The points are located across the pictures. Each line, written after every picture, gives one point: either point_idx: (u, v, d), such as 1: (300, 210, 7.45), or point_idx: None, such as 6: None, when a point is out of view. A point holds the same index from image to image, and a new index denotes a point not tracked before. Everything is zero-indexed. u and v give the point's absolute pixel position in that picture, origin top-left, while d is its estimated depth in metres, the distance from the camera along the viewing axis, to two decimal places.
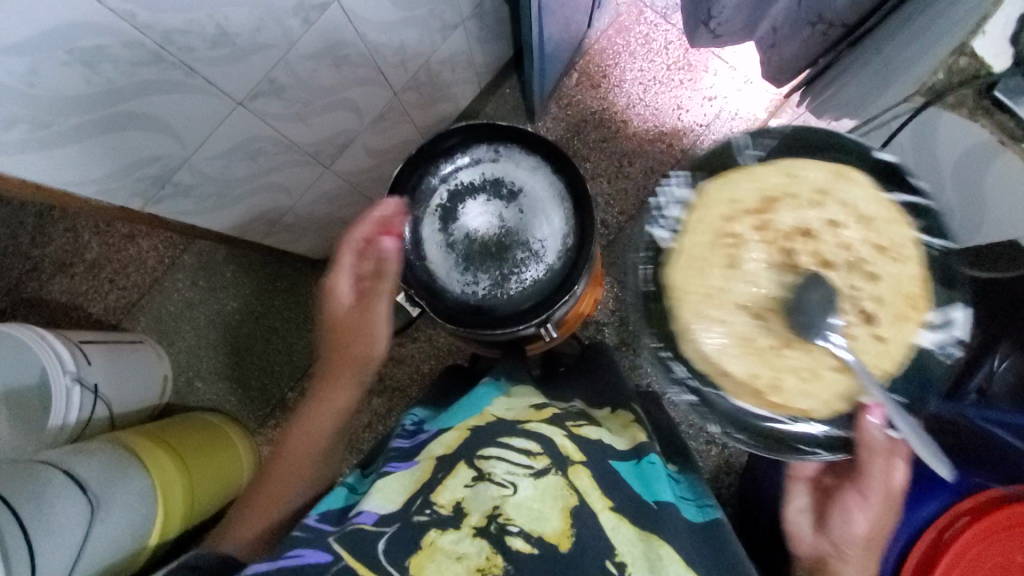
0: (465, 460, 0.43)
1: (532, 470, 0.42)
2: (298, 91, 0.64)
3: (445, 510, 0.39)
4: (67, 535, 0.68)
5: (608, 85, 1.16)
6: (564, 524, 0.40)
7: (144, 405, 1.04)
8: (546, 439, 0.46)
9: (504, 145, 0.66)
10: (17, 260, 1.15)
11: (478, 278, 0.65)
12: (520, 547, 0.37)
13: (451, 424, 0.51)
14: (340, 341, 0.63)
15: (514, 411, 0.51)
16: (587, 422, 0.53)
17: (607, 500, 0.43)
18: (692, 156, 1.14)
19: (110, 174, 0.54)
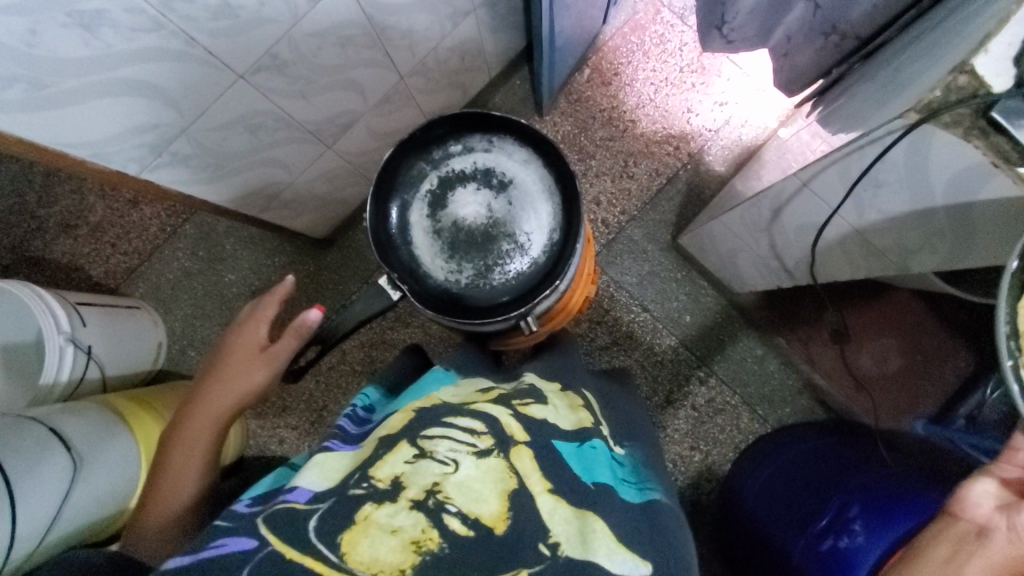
0: (407, 438, 0.39)
1: (474, 449, 0.39)
2: (300, 68, 0.64)
3: (382, 484, 0.35)
4: (44, 490, 0.69)
5: (619, 84, 1.15)
6: (502, 506, 0.37)
7: (136, 370, 1.05)
8: (492, 420, 0.42)
9: (498, 135, 0.66)
10: (22, 217, 1.16)
11: (462, 267, 0.65)
12: (457, 529, 0.34)
13: (401, 407, 0.47)
14: (242, 364, 0.66)
15: (460, 394, 0.48)
16: (535, 400, 0.47)
17: (547, 482, 0.39)
18: (698, 161, 1.13)
19: (106, 138, 0.54)
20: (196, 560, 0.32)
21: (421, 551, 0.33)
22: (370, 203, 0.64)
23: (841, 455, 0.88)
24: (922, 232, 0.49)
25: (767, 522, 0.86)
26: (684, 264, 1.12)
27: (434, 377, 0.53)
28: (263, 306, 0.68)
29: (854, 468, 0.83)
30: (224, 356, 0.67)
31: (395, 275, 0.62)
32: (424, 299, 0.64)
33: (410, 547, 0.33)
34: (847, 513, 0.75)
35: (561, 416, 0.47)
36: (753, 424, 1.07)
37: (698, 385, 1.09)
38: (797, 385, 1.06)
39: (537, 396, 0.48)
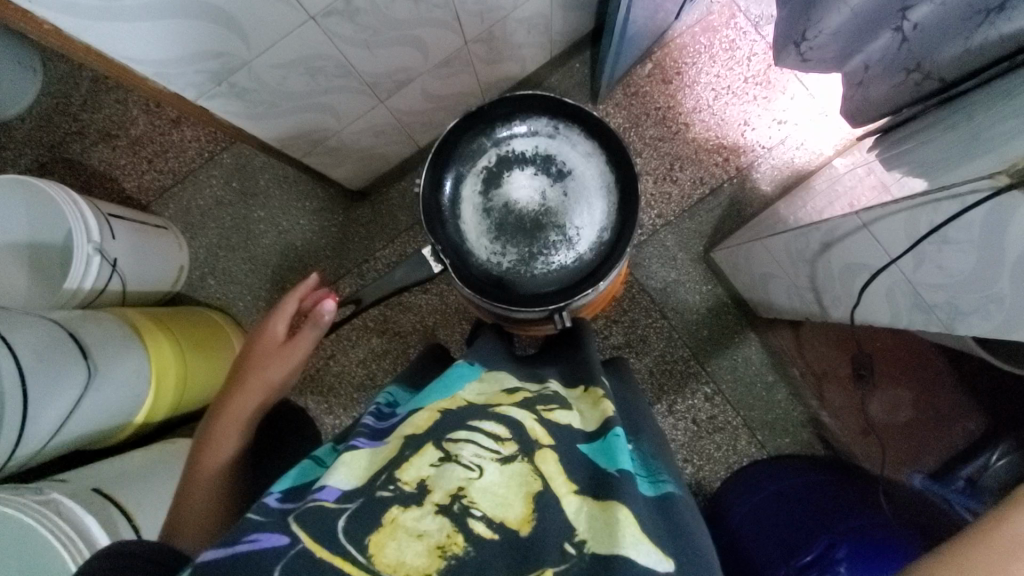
0: (432, 440, 0.40)
1: (498, 456, 0.40)
2: (371, 19, 0.63)
3: (408, 488, 0.36)
4: (59, 398, 0.70)
5: (680, 84, 1.12)
6: (527, 509, 0.37)
7: (155, 290, 1.06)
8: (515, 422, 0.44)
9: (564, 122, 0.65)
10: (65, 119, 1.16)
11: (506, 249, 0.64)
12: (482, 532, 0.35)
13: (423, 403, 0.47)
14: (264, 360, 0.66)
15: (484, 394, 0.49)
16: (558, 405, 0.50)
17: (571, 485, 0.41)
18: (745, 176, 1.11)
19: (171, 59, 0.54)
20: (229, 555, 0.32)
21: (446, 555, 0.34)
22: (426, 171, 0.64)
23: (834, 493, 0.90)
24: (978, 294, 0.46)
25: (749, 538, 0.87)
26: (711, 277, 1.11)
27: (459, 370, 0.54)
28: (281, 317, 0.68)
29: (844, 509, 0.84)
30: (245, 358, 0.68)
31: (439, 248, 0.62)
32: (462, 275, 0.63)
33: (436, 552, 0.34)
34: (833, 554, 0.76)
35: (582, 419, 0.50)
36: (750, 447, 1.07)
37: (702, 399, 1.08)
38: (801, 417, 1.08)
39: (560, 401, 0.51)
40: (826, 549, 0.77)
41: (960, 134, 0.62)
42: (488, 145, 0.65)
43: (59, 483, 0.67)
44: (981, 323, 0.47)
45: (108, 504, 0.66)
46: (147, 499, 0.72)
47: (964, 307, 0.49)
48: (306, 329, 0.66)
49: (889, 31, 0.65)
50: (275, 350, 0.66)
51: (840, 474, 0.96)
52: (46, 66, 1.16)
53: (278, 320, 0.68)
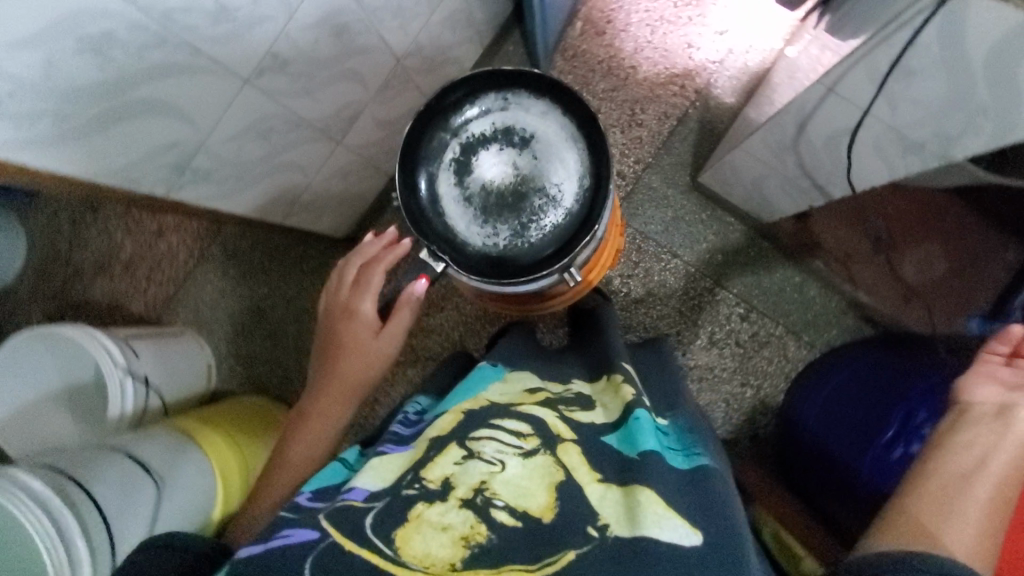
0: (456, 441, 0.45)
1: (521, 450, 0.44)
2: (300, 65, 0.64)
3: (433, 484, 0.41)
4: (136, 518, 0.72)
5: (615, 31, 1.12)
6: (550, 498, 0.41)
7: (193, 393, 1.08)
8: (539, 420, 0.48)
9: (511, 91, 0.65)
10: (59, 265, 1.20)
11: (498, 229, 0.65)
12: (504, 520, 0.39)
13: (448, 408, 0.52)
14: (356, 341, 0.69)
15: (508, 394, 0.53)
16: (579, 406, 0.54)
17: (596, 474, 0.45)
18: (706, 96, 1.10)
19: (133, 162, 0.56)
20: (266, 547, 0.36)
21: (470, 545, 0.37)
22: (397, 180, 0.65)
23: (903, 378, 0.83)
24: (965, 111, 0.47)
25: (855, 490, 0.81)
26: (707, 204, 1.10)
27: (482, 375, 0.59)
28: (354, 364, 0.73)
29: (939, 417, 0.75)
30: (335, 336, 0.70)
31: (434, 248, 0.65)
32: (468, 269, 0.64)
33: (460, 542, 0.37)
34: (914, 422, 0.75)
35: (607, 412, 0.54)
36: (801, 350, 1.07)
37: (739, 321, 1.08)
38: (840, 305, 1.07)
39: (582, 402, 0.55)
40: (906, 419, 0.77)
41: None
42: (447, 137, 0.65)
43: None
44: (976, 140, 0.49)
45: None
46: None
47: (954, 132, 0.49)
48: (399, 312, 0.68)
49: None
50: (363, 331, 0.69)
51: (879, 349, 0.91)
52: (26, 225, 1.20)
53: (364, 300, 0.70)
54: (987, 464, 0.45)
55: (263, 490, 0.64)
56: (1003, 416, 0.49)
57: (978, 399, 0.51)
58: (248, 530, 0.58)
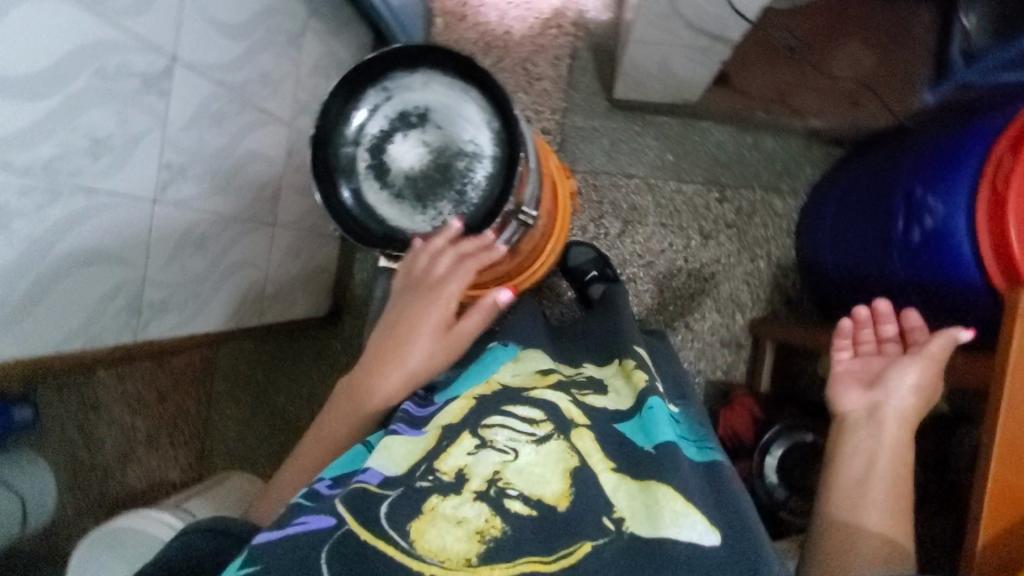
0: (468, 429, 0.46)
1: (534, 437, 0.45)
2: (197, 165, 0.65)
3: (447, 476, 0.42)
4: None
5: (473, 10, 1.11)
6: (564, 484, 0.43)
7: None
8: (552, 405, 0.48)
9: (387, 77, 0.60)
10: (86, 474, 1.12)
11: (441, 209, 0.62)
12: (520, 509, 0.41)
13: (459, 392, 0.52)
14: (429, 339, 0.56)
15: (520, 375, 0.53)
16: (591, 390, 0.54)
17: (609, 462, 0.46)
18: (585, 23, 1.10)
19: (89, 321, 0.57)
20: (284, 532, 0.39)
21: (485, 539, 0.39)
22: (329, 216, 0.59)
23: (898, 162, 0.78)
24: None
25: (898, 290, 0.74)
26: (635, 116, 1.10)
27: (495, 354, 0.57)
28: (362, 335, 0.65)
29: (931, 167, 0.70)
30: (411, 322, 0.56)
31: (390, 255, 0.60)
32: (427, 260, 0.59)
33: (476, 537, 0.39)
34: (916, 198, 0.70)
35: (619, 398, 0.54)
36: (788, 202, 1.07)
37: (720, 204, 1.08)
38: (801, 142, 1.06)
39: (593, 385, 0.55)
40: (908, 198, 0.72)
41: None
42: (349, 150, 0.60)
43: None
44: None
45: None
46: None
47: None
48: (473, 318, 0.58)
49: None
50: (435, 330, 0.56)
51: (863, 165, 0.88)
52: None
53: (452, 288, 0.57)
54: (877, 471, 0.54)
55: (295, 467, 0.55)
56: (872, 419, 0.57)
57: (850, 406, 0.59)
58: (270, 511, 0.53)
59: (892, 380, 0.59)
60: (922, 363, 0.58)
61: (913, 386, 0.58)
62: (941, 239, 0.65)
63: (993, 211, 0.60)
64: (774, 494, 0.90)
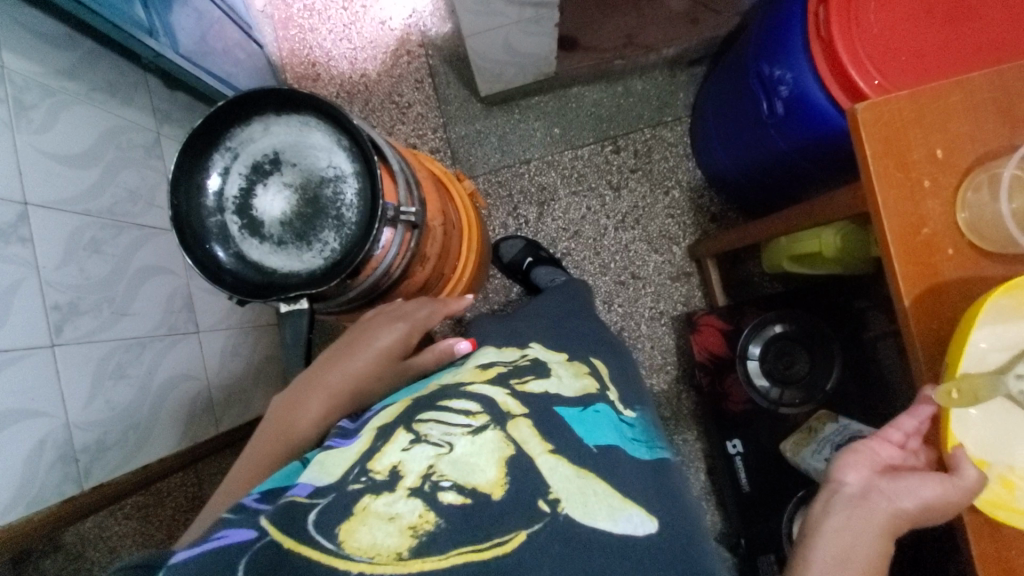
0: (402, 427, 0.45)
1: (469, 428, 0.46)
2: (88, 298, 0.64)
3: (380, 476, 0.41)
4: None
5: (324, 67, 1.14)
6: (499, 472, 0.43)
7: None
8: (485, 398, 0.49)
9: (226, 139, 0.60)
10: None
11: (326, 237, 0.60)
12: (452, 500, 0.40)
13: (398, 397, 0.52)
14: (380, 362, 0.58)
15: (458, 374, 0.53)
16: (533, 375, 0.53)
17: (546, 445, 0.46)
18: (431, 40, 1.13)
19: (23, 485, 0.55)
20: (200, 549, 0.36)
21: (417, 534, 0.38)
22: (219, 287, 0.57)
23: (744, 50, 0.80)
24: None
25: (788, 160, 0.77)
26: (509, 106, 1.13)
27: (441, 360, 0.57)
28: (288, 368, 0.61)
29: (768, 41, 0.73)
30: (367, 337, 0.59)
31: (287, 296, 0.58)
32: (328, 289, 0.58)
33: (407, 532, 0.38)
34: (767, 74, 0.74)
35: (563, 386, 0.54)
36: (677, 129, 1.11)
37: (618, 155, 1.11)
38: (665, 73, 1.11)
39: (536, 370, 0.55)
40: (762, 78, 0.75)
41: None
42: (216, 218, 0.59)
43: None
44: None
45: None
46: None
47: None
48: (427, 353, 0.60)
49: None
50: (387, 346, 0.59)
51: (716, 78, 0.93)
52: None
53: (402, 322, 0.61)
54: (853, 563, 0.45)
55: (236, 483, 0.50)
56: (865, 501, 0.48)
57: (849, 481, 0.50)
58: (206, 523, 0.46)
59: (903, 482, 0.48)
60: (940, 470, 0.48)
61: (913, 495, 0.47)
62: (800, 99, 0.69)
63: (830, 55, 0.64)
64: (770, 395, 0.92)
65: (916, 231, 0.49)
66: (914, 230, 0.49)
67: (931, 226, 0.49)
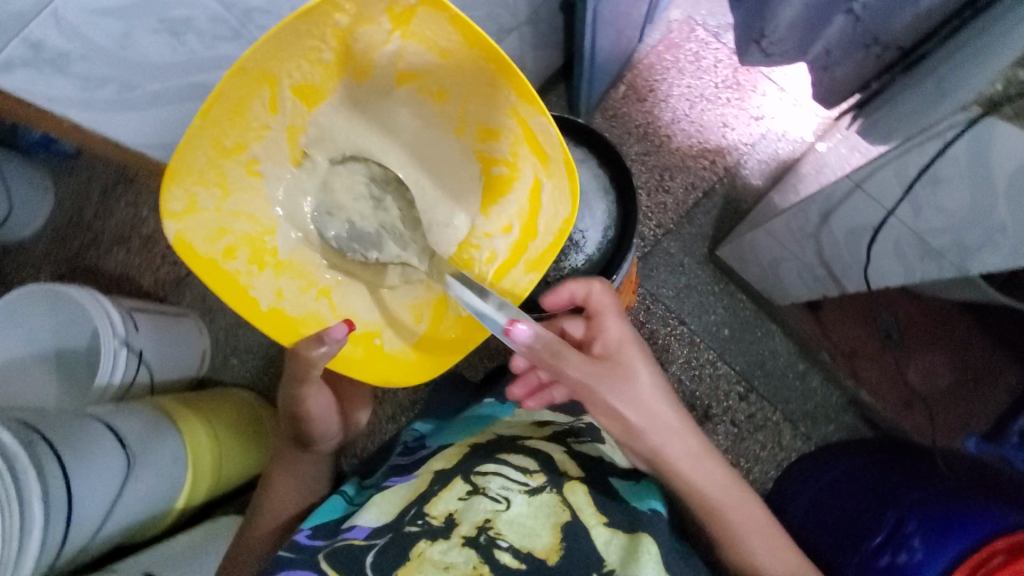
0: (463, 477, 0.58)
1: (525, 490, 0.57)
2: None
3: (437, 521, 0.54)
4: (102, 487, 0.70)
5: (654, 100, 1.13)
6: (554, 540, 0.53)
7: (183, 376, 1.06)
8: (539, 458, 0.62)
9: None
10: (80, 230, 1.19)
11: None
12: (508, 560, 0.51)
13: (450, 442, 0.72)
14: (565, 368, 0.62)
15: (514, 429, 0.72)
16: (588, 439, 0.70)
17: (601, 518, 0.56)
18: (734, 175, 1.11)
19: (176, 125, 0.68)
20: None
21: None
22: None
23: (903, 482, 0.80)
24: (982, 228, 0.51)
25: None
26: (722, 277, 1.10)
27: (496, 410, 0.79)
28: None
29: (931, 510, 0.71)
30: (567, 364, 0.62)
31: None
32: None
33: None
34: (904, 530, 0.71)
35: (616, 456, 0.69)
36: (796, 441, 1.06)
37: (738, 400, 1.07)
38: (840, 401, 1.07)
39: (591, 434, 0.71)
40: (896, 525, 0.73)
41: (922, 96, 0.64)
42: None
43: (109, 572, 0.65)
44: (992, 255, 0.51)
45: None
46: None
47: (971, 245, 0.53)
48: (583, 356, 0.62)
49: (842, 13, 0.71)
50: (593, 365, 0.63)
51: (871, 453, 0.92)
52: (55, 183, 1.20)
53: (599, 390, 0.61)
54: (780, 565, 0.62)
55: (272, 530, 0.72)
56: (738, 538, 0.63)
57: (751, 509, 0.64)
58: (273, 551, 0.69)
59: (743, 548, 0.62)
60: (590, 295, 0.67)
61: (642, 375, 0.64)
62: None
63: None
64: None
65: (219, 187, 0.56)
66: (260, 253, 0.60)
67: (240, 193, 0.58)
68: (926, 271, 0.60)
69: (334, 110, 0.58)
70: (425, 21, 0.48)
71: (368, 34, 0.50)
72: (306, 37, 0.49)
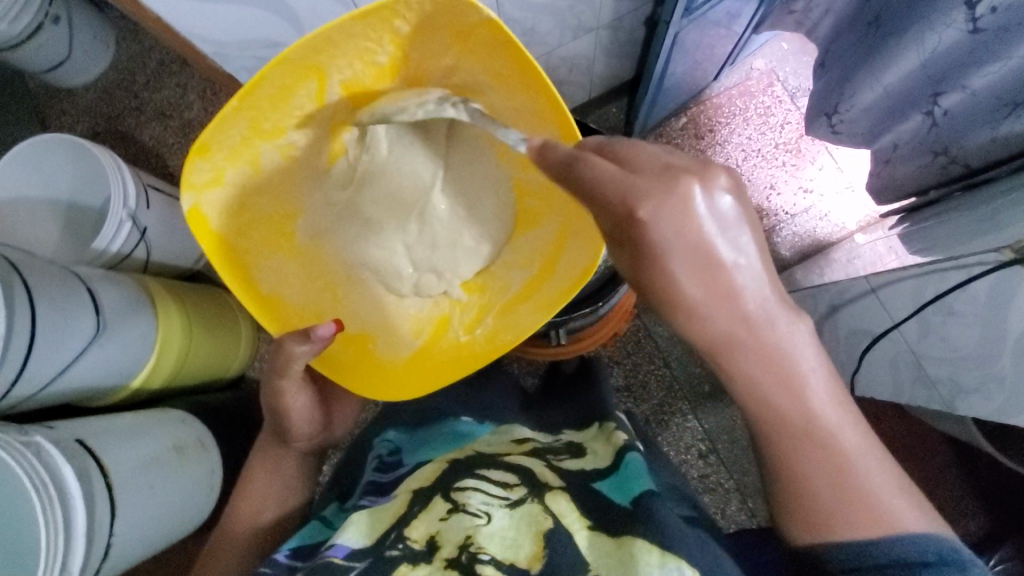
0: (442, 496, 0.48)
1: (505, 503, 0.47)
2: None
3: (416, 545, 0.43)
4: (67, 345, 0.71)
5: (711, 141, 1.11)
6: (537, 547, 0.42)
7: (178, 264, 1.07)
8: (522, 472, 0.54)
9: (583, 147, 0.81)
10: (126, 95, 1.20)
11: None
12: (490, 570, 0.39)
13: (432, 457, 0.61)
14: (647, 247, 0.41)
15: (494, 445, 0.61)
16: (567, 456, 0.62)
17: (583, 521, 0.46)
18: (765, 239, 1.09)
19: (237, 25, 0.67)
20: None
21: None
22: None
23: None
24: (981, 371, 0.49)
25: None
26: None
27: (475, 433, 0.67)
28: None
29: None
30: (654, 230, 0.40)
31: None
32: None
33: None
34: None
35: (596, 458, 0.62)
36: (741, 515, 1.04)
37: (696, 457, 1.06)
38: None
39: (566, 451, 0.63)
40: None
41: (969, 222, 0.62)
42: None
43: (46, 429, 0.66)
44: (982, 403, 0.50)
45: (88, 458, 0.65)
46: (126, 459, 0.71)
47: (966, 385, 0.51)
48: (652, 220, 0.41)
49: (920, 113, 0.68)
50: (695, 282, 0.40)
51: None
52: (117, 42, 1.21)
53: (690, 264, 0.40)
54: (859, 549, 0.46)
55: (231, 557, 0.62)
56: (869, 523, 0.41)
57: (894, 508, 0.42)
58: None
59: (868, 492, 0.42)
60: (662, 191, 0.39)
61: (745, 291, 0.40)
62: None
63: None
64: None
65: (249, 165, 0.54)
66: (277, 233, 0.60)
67: (272, 180, 0.57)
68: (915, 397, 0.58)
69: (380, 120, 0.59)
70: (481, 45, 0.50)
71: (425, 47, 0.52)
72: (363, 37, 0.50)
